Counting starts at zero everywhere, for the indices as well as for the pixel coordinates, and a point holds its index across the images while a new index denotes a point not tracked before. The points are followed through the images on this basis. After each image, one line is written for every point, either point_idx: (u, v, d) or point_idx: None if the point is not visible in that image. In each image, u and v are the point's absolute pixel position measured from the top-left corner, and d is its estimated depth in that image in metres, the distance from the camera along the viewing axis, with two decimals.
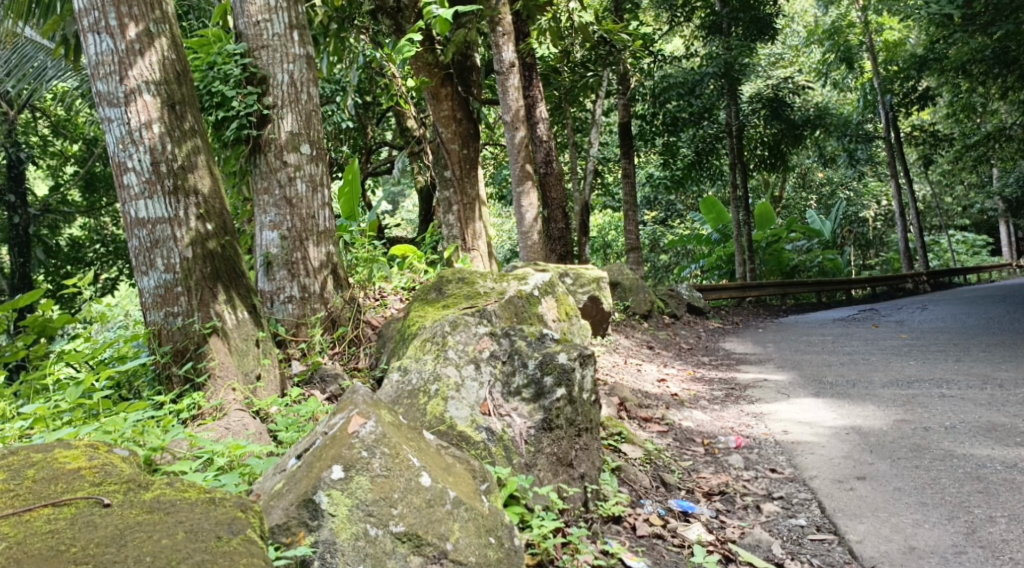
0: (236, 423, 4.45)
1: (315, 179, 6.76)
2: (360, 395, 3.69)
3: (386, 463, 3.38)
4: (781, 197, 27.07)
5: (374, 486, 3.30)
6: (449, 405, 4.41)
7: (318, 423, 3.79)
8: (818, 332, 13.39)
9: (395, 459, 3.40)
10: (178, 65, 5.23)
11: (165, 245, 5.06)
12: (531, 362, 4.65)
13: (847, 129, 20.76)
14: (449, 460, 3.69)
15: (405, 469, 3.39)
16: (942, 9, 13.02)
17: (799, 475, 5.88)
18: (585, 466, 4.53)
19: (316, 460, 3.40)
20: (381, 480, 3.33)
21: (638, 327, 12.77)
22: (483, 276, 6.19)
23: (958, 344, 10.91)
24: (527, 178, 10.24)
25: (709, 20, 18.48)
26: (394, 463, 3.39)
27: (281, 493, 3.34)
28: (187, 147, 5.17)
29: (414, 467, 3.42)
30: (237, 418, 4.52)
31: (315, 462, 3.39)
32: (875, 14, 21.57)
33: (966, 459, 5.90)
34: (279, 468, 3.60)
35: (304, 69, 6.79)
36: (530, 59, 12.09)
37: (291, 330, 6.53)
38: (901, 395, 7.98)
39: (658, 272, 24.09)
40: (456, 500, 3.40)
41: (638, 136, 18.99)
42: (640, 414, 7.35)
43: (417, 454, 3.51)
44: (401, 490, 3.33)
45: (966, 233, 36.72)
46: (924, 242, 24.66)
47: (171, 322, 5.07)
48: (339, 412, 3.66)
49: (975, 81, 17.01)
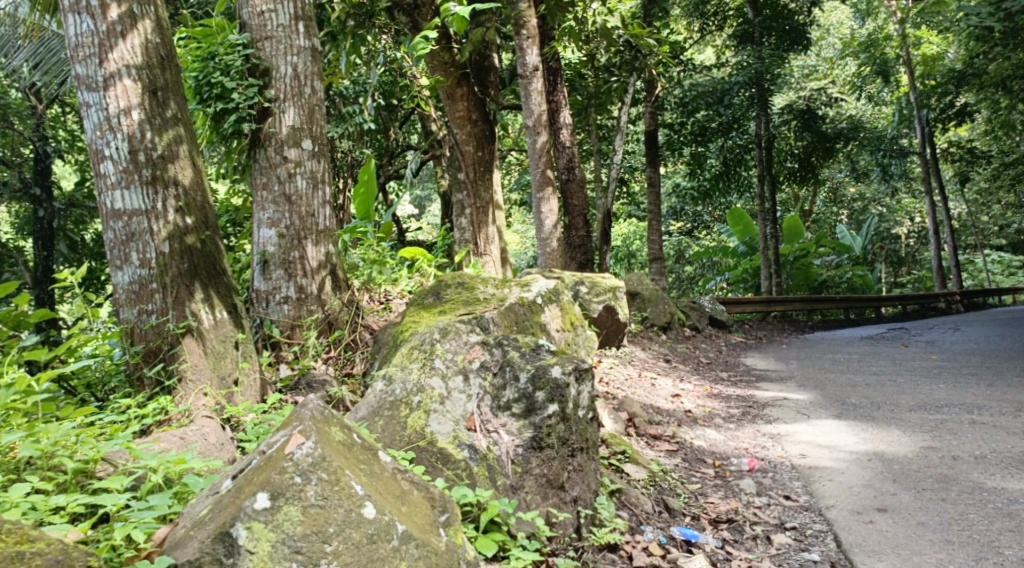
0: (195, 433, 4.19)
1: (316, 176, 6.51)
2: (309, 408, 3.37)
3: (323, 491, 3.08)
4: (810, 211, 26.54)
5: (305, 518, 3.02)
6: (431, 420, 4.14)
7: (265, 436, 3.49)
8: (843, 350, 12.91)
9: (333, 487, 3.10)
10: (162, 49, 5.03)
11: (140, 239, 4.86)
12: (523, 375, 4.34)
13: (881, 144, 20.34)
14: (407, 486, 3.39)
15: (345, 498, 3.09)
16: (982, 21, 12.36)
17: (814, 504, 5.53)
18: (579, 489, 4.22)
19: (245, 485, 3.11)
20: (315, 511, 3.04)
21: (656, 339, 12.42)
22: (484, 282, 5.90)
23: (991, 368, 10.42)
24: (547, 184, 9.89)
25: (741, 28, 18.10)
26: (332, 491, 3.09)
27: (203, 522, 3.06)
28: (168, 136, 4.96)
29: (356, 497, 3.11)
30: (198, 427, 4.29)
31: (243, 487, 3.10)
32: (912, 28, 21.05)
33: (996, 493, 5.52)
34: (213, 489, 3.29)
35: (309, 61, 6.54)
36: (555, 63, 11.78)
37: (286, 333, 6.27)
38: (928, 420, 7.56)
39: (682, 284, 23.63)
40: (404, 536, 3.12)
41: (665, 145, 18.59)
42: (649, 431, 7.03)
43: (362, 479, 3.20)
44: (337, 523, 3.04)
45: (1001, 253, 35.92)
46: (957, 261, 24.00)
47: (144, 321, 4.87)
48: (282, 428, 3.34)
49: (1015, 99, 16.47)
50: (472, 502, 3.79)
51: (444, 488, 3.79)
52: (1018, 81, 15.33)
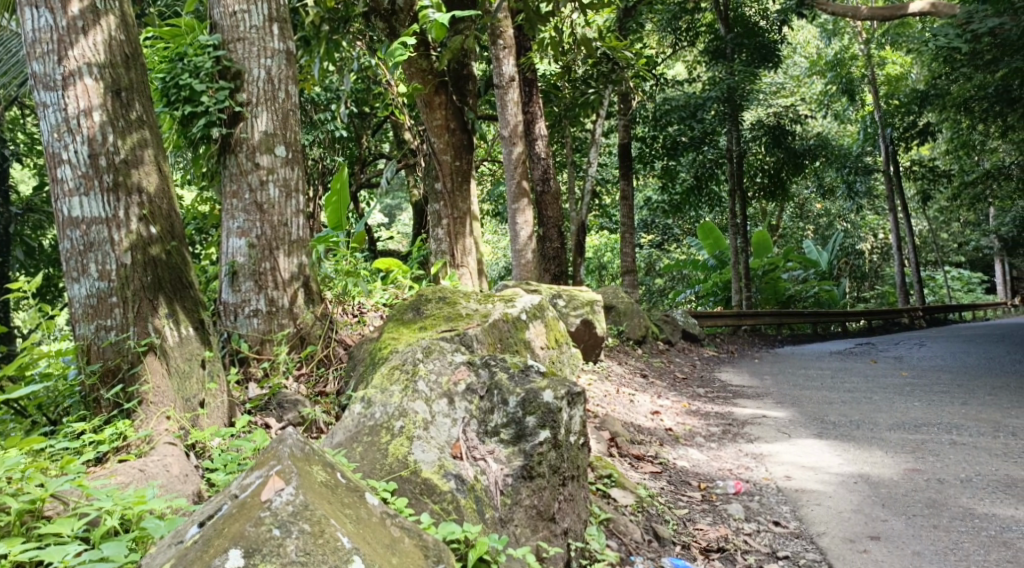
0: (156, 464, 3.89)
1: (289, 184, 6.21)
2: (286, 447, 3.09)
3: (304, 545, 2.79)
4: (777, 225, 26.60)
5: None
6: (414, 447, 3.87)
7: (235, 477, 3.20)
8: (816, 366, 12.79)
9: (316, 539, 2.81)
10: (127, 47, 4.74)
11: (100, 249, 4.54)
12: (512, 399, 4.10)
13: (847, 161, 20.67)
14: (396, 533, 3.10)
15: (329, 553, 2.80)
16: (949, 42, 11.08)
17: (805, 531, 5.33)
18: (569, 520, 4.00)
19: (214, 536, 2.81)
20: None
21: (632, 354, 12.23)
22: (466, 296, 5.65)
23: (964, 385, 10.32)
24: (523, 196, 9.65)
25: (713, 45, 18.02)
26: (315, 545, 2.80)
27: None
28: (132, 139, 4.67)
29: (342, 551, 2.82)
30: (160, 458, 3.98)
31: (212, 538, 2.80)
32: (878, 47, 21.18)
33: (989, 520, 5.36)
34: (177, 537, 2.97)
35: (283, 65, 6.26)
36: (531, 74, 11.56)
37: (255, 348, 5.96)
38: (910, 440, 7.43)
39: (652, 296, 23.09)
40: None
41: (637, 158, 18.38)
42: (632, 451, 6.80)
43: (347, 529, 2.91)
44: None
45: (961, 270, 36.52)
46: (920, 277, 24.15)
47: (102, 338, 4.54)
48: (256, 468, 3.07)
49: (975, 121, 16.36)
50: (460, 539, 3.50)
51: (430, 524, 3.51)
52: (979, 102, 14.85)
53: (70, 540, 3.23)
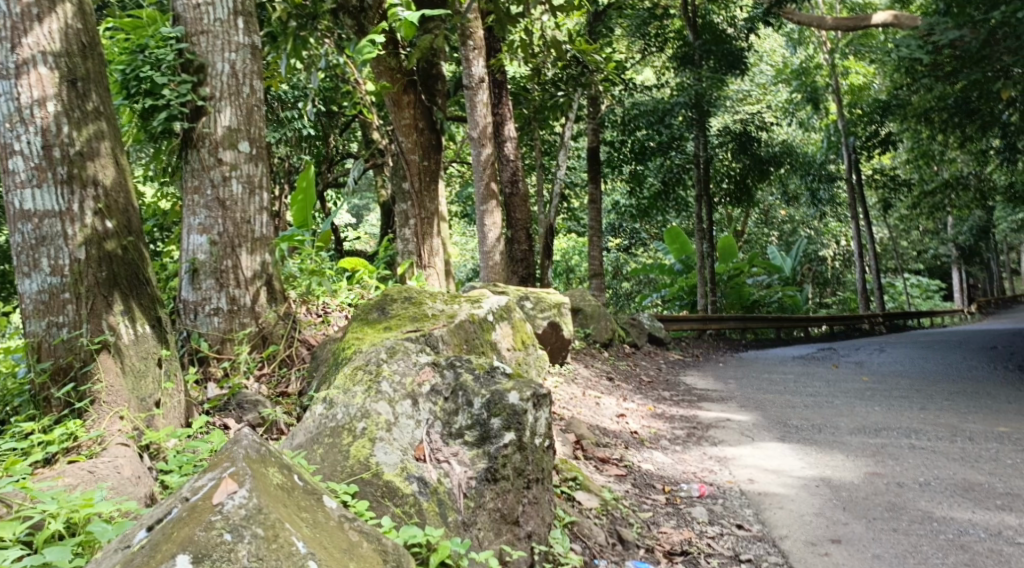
0: (107, 466, 3.77)
1: (253, 181, 6.10)
2: (242, 449, 3.00)
3: (257, 550, 2.71)
4: (742, 231, 26.81)
5: None
6: (376, 449, 3.79)
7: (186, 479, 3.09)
8: (779, 370, 12.89)
9: (269, 544, 2.73)
10: (84, 36, 4.61)
11: (52, 243, 4.41)
12: (477, 400, 4.05)
13: (810, 169, 20.94)
14: (354, 537, 3.02)
15: (283, 558, 2.72)
16: (911, 54, 11.09)
17: (767, 534, 5.34)
18: (534, 523, 3.94)
19: (162, 540, 2.72)
20: None
21: (598, 356, 12.23)
22: (432, 297, 5.58)
23: (922, 390, 10.45)
24: (491, 198, 9.60)
25: (682, 51, 18.09)
26: (269, 550, 2.72)
27: None
28: (88, 131, 4.55)
29: (297, 555, 2.74)
30: (111, 459, 3.87)
31: (160, 543, 2.71)
32: (842, 58, 21.45)
33: (947, 523, 5.40)
34: (125, 541, 2.87)
35: (248, 59, 6.14)
36: (500, 76, 11.52)
37: (215, 347, 5.85)
38: (870, 444, 7.49)
39: (619, 300, 23.24)
40: None
41: (606, 162, 18.46)
42: (597, 454, 6.77)
43: (301, 533, 2.83)
44: None
45: (920, 277, 37.21)
46: (881, 284, 24.44)
47: (54, 334, 4.41)
48: (209, 470, 2.97)
49: (935, 131, 16.54)
50: (421, 543, 3.42)
51: (391, 527, 3.43)
52: (940, 113, 15.01)
53: (11, 544, 3.14)
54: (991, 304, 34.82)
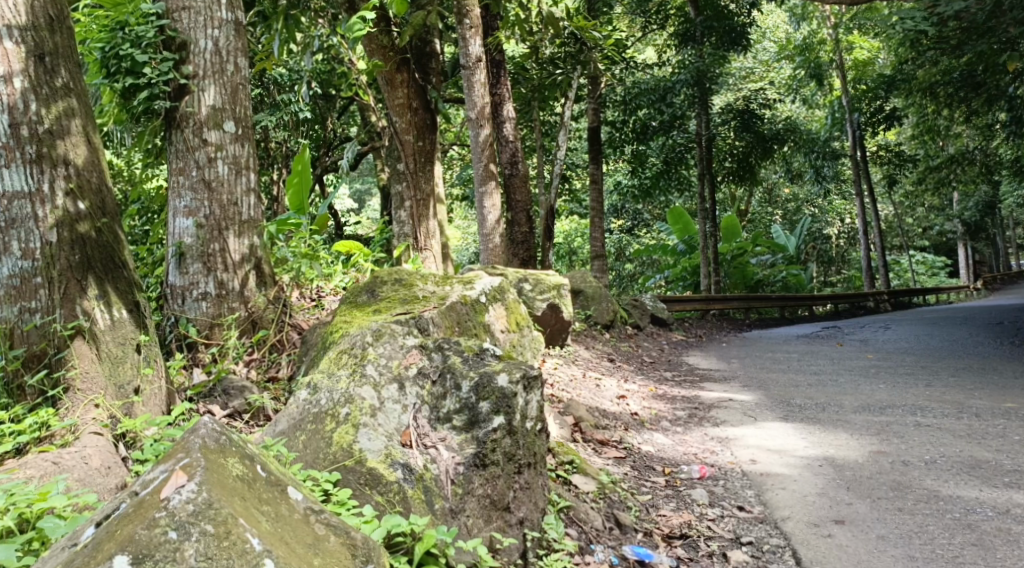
0: (73, 456, 3.69)
1: (239, 162, 5.96)
2: (198, 439, 2.88)
3: (205, 550, 2.59)
4: (746, 210, 26.54)
5: None
6: (359, 435, 3.66)
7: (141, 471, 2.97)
8: (783, 349, 12.73)
9: (219, 543, 2.61)
10: (51, 9, 4.44)
11: (22, 225, 4.27)
12: (465, 383, 3.93)
13: (815, 146, 20.64)
14: (320, 531, 2.91)
15: (235, 557, 2.61)
16: (915, 26, 10.90)
17: (768, 516, 5.22)
18: (525, 509, 3.81)
19: (107, 537, 2.61)
20: None
21: (600, 338, 12.09)
22: (424, 279, 5.44)
23: (927, 367, 10.30)
24: (490, 179, 9.39)
25: (682, 28, 17.81)
26: (218, 548, 2.60)
27: None
28: (57, 108, 4.41)
29: (251, 554, 2.63)
30: (78, 450, 3.78)
31: (104, 540, 2.60)
32: (845, 32, 21.09)
33: (953, 501, 5.27)
34: (72, 538, 2.76)
35: (232, 36, 5.98)
36: (497, 55, 11.29)
37: (203, 332, 5.72)
38: (875, 423, 7.35)
39: (622, 281, 23.06)
40: None
41: (607, 142, 18.23)
42: (596, 436, 6.65)
43: (256, 528, 2.72)
44: None
45: (925, 254, 36.95)
46: (886, 262, 24.15)
47: (25, 321, 4.26)
48: (161, 462, 2.86)
49: (941, 106, 16.24)
50: (405, 532, 3.29)
51: (372, 517, 3.31)
52: (945, 87, 14.75)
53: None
54: (997, 281, 34.55)
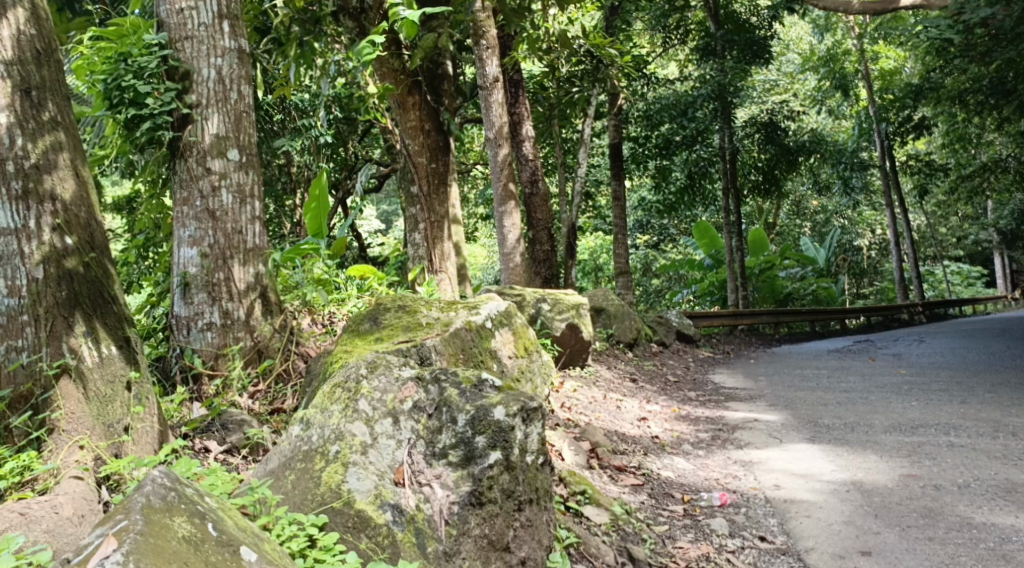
0: (43, 507, 3.62)
1: (243, 190, 5.88)
2: (140, 499, 2.78)
3: None
4: (774, 223, 26.17)
5: None
6: (349, 474, 3.55)
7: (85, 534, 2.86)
8: (812, 365, 12.40)
9: None
10: (38, 43, 4.43)
11: (9, 263, 4.24)
12: (461, 417, 3.80)
13: (842, 157, 20.27)
14: None
15: None
16: (941, 34, 10.70)
17: (791, 547, 5.01)
18: (527, 548, 3.72)
19: None
20: None
21: (622, 357, 11.89)
22: (428, 305, 5.32)
23: (963, 383, 9.97)
24: (509, 199, 9.22)
25: (703, 42, 17.63)
26: None
27: None
28: (44, 143, 4.38)
29: None
30: (50, 501, 3.70)
31: None
32: (871, 42, 20.76)
33: (986, 530, 5.02)
34: None
35: (235, 64, 5.94)
36: (515, 74, 11.18)
37: (209, 363, 5.64)
38: (905, 444, 7.09)
39: (649, 297, 22.75)
40: None
41: (630, 159, 18.06)
42: (612, 462, 6.46)
43: None
44: None
45: (960, 265, 36.19)
46: (919, 272, 23.61)
47: (12, 359, 4.23)
48: (100, 525, 2.76)
49: (972, 113, 15.87)
50: None
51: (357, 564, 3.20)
52: (975, 94, 14.41)
53: None
54: None
